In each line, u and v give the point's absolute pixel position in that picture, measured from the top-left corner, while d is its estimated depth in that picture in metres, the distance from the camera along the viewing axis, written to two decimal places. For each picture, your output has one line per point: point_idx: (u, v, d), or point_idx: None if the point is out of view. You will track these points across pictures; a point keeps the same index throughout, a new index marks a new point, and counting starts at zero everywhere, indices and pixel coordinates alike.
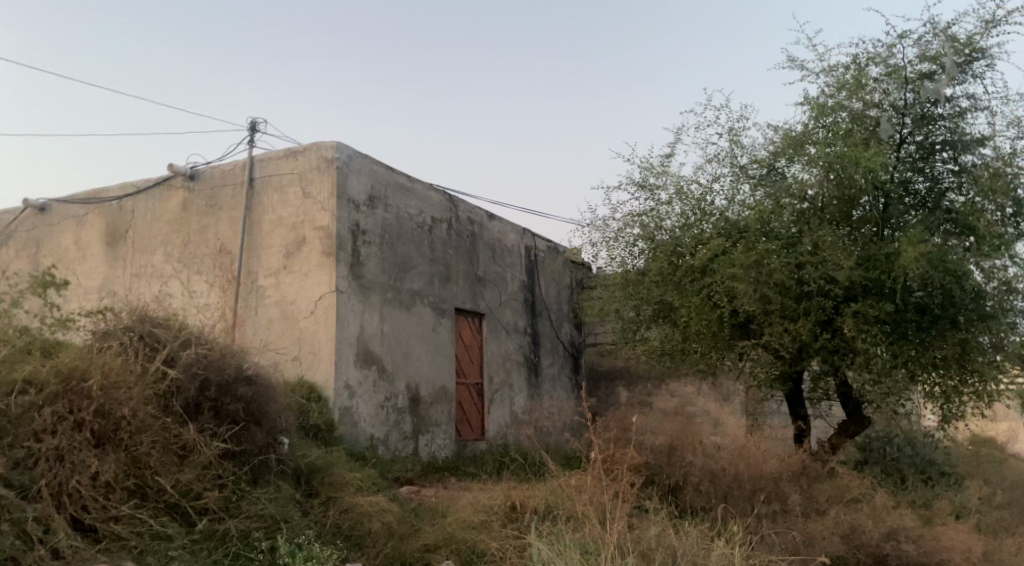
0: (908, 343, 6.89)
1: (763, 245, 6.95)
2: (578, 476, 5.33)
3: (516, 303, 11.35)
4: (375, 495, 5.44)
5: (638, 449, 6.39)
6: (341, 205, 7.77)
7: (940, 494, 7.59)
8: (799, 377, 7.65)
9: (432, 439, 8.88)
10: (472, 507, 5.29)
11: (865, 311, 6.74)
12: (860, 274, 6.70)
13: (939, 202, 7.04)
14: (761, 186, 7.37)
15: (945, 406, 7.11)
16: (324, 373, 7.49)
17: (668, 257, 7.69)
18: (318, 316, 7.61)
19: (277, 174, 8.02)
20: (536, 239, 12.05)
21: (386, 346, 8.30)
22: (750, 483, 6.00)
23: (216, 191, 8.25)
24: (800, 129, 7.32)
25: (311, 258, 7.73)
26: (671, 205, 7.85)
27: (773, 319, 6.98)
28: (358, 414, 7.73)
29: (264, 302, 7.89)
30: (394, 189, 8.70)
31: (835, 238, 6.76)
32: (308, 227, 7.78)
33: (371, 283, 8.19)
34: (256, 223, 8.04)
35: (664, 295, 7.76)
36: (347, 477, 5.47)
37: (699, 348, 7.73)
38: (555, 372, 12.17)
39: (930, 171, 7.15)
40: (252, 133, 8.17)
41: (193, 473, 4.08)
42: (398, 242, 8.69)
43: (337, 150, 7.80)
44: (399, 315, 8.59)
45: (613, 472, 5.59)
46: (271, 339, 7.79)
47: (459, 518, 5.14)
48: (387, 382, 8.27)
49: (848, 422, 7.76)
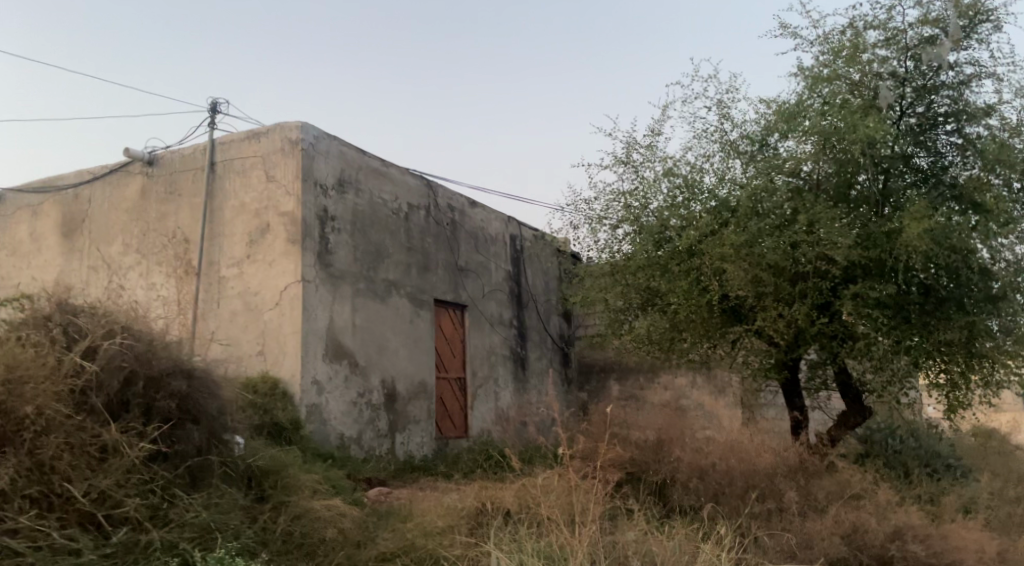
0: (911, 328, 6.43)
1: (756, 223, 6.48)
2: (552, 476, 4.91)
3: (501, 293, 10.90)
4: (333, 499, 5.00)
5: (622, 445, 5.95)
6: (307, 189, 7.30)
7: (946, 488, 7.17)
8: (795, 365, 7.20)
9: (411, 437, 8.42)
10: (437, 510, 4.85)
11: (865, 293, 6.28)
12: (860, 253, 6.24)
13: (942, 177, 6.64)
14: (753, 163, 6.91)
15: (951, 394, 6.64)
16: (290, 368, 7.03)
17: (653, 240, 7.21)
18: (283, 307, 7.15)
19: (239, 157, 7.55)
20: (522, 227, 11.61)
21: (358, 340, 7.84)
22: (742, 479, 5.57)
23: (176, 177, 7.78)
24: (794, 102, 6.87)
25: (275, 246, 7.27)
26: (656, 184, 7.35)
27: (767, 304, 6.51)
28: (328, 412, 7.28)
29: (226, 294, 7.42)
30: (366, 172, 8.23)
31: (833, 216, 6.32)
32: (272, 213, 7.32)
33: (342, 272, 7.72)
34: (217, 209, 7.56)
35: (650, 279, 7.29)
36: (303, 479, 5.04)
37: (688, 337, 7.23)
38: (543, 366, 11.73)
39: (932, 145, 6.73)
40: (214, 114, 7.70)
41: (113, 478, 3.63)
42: (371, 229, 8.23)
43: (301, 130, 7.33)
44: (373, 307, 8.12)
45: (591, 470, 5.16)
46: (234, 332, 7.33)
47: (423, 522, 4.71)
48: (360, 377, 7.81)
49: (848, 414, 7.27)
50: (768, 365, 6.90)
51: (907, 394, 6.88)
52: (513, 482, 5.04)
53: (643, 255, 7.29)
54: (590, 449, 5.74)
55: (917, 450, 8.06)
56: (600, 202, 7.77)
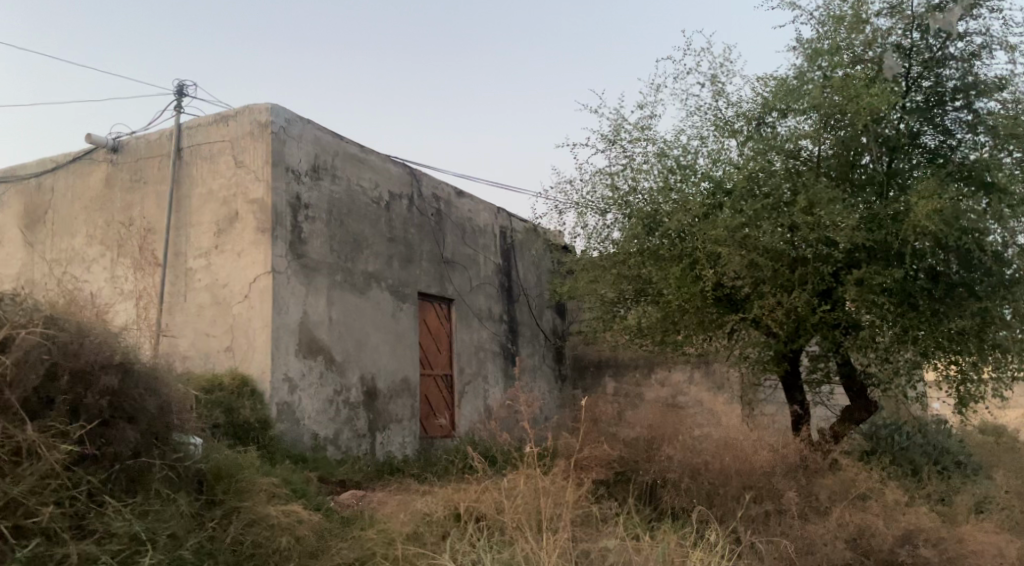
0: (918, 315, 6.02)
1: (751, 204, 6.08)
2: (529, 478, 4.53)
3: (490, 287, 10.48)
4: (293, 504, 4.60)
5: (609, 444, 5.55)
6: (278, 174, 6.90)
7: (957, 487, 6.76)
8: (796, 357, 6.78)
9: (392, 437, 8.02)
10: (404, 515, 4.47)
11: (869, 279, 5.88)
12: (864, 236, 5.83)
13: (951, 156, 6.25)
14: (750, 142, 6.50)
15: (961, 387, 6.20)
16: (259, 364, 6.63)
17: (644, 226, 6.79)
18: (252, 300, 6.74)
19: (206, 141, 7.14)
20: (512, 219, 11.20)
21: (334, 334, 7.44)
22: (738, 479, 5.17)
23: (141, 164, 7.38)
24: (793, 77, 6.48)
25: (244, 235, 6.86)
26: (645, 165, 6.92)
27: (764, 290, 6.09)
28: (301, 410, 6.88)
29: (193, 286, 7.01)
30: (344, 159, 7.84)
31: (834, 196, 5.91)
32: (240, 201, 6.92)
33: (317, 263, 7.31)
34: (184, 197, 7.16)
35: (641, 267, 6.87)
36: (259, 480, 4.64)
37: (682, 328, 6.80)
38: (535, 362, 11.31)
39: (940, 121, 6.33)
40: (180, 96, 7.28)
41: (25, 484, 3.26)
42: (349, 219, 7.83)
43: (271, 113, 6.93)
44: (351, 300, 7.72)
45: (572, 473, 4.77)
46: (201, 327, 6.93)
47: (389, 528, 4.33)
48: (337, 374, 7.41)
49: (852, 409, 6.86)
50: (767, 357, 6.48)
51: (915, 387, 6.46)
52: (486, 483, 4.65)
53: (634, 242, 6.87)
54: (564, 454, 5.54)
55: (925, 447, 7.66)
56: (585, 185, 7.32)
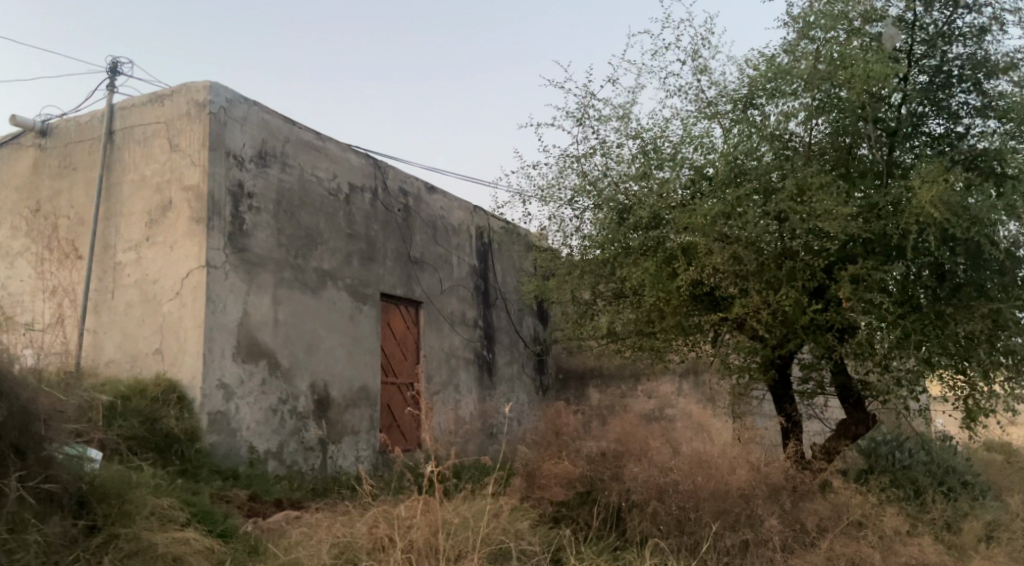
0: (922, 317, 5.35)
1: (734, 192, 5.46)
2: (435, 508, 3.98)
3: (464, 289, 9.83)
4: (192, 529, 3.96)
5: (570, 460, 4.93)
6: (216, 159, 6.27)
7: (964, 512, 6.11)
8: (785, 365, 6.10)
9: (345, 450, 7.34)
10: (316, 548, 3.83)
11: (866, 275, 5.23)
12: (860, 227, 5.20)
13: (959, 144, 5.66)
14: (735, 123, 5.87)
15: (970, 397, 5.50)
16: (189, 369, 5.96)
17: (617, 215, 6.13)
18: (184, 297, 6.09)
19: (140, 123, 6.51)
20: (490, 218, 10.57)
21: (280, 337, 6.77)
22: (713, 503, 4.55)
23: (71, 149, 6.76)
24: (783, 53, 5.88)
25: (177, 226, 6.22)
26: (618, 149, 6.27)
27: (748, 287, 5.43)
28: (238, 420, 6.21)
29: (122, 282, 6.36)
30: (296, 146, 7.21)
31: (826, 182, 5.28)
32: (174, 188, 6.28)
33: (262, 258, 6.66)
34: (115, 185, 6.52)
35: (614, 263, 6.20)
36: (153, 500, 3.97)
37: (659, 331, 6.15)
38: (512, 370, 10.63)
39: (947, 105, 5.74)
40: (114, 74, 6.66)
41: None
42: (302, 211, 7.19)
43: (210, 91, 6.31)
44: (300, 299, 7.06)
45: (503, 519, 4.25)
46: (129, 327, 6.27)
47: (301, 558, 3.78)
48: (282, 381, 6.74)
49: (848, 422, 6.19)
50: (753, 365, 5.76)
51: (917, 400, 5.76)
52: (416, 503, 4.01)
53: (604, 235, 6.20)
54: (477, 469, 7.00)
55: (928, 465, 6.97)
56: (551, 170, 6.63)
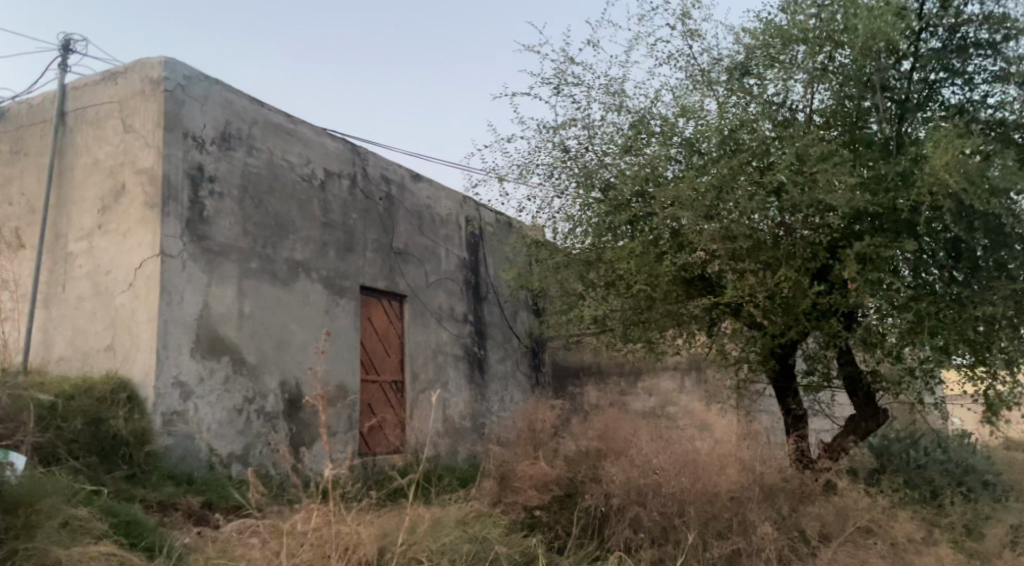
0: (935, 300, 4.87)
1: (727, 164, 4.99)
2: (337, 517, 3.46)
3: (453, 283, 9.38)
4: (109, 541, 3.51)
5: (547, 461, 4.49)
6: (172, 140, 5.84)
7: (985, 515, 5.62)
8: (788, 355, 5.61)
9: (319, 453, 6.89)
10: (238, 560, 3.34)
11: (873, 252, 4.76)
12: (866, 199, 4.73)
13: (977, 113, 5.17)
14: (730, 91, 5.40)
15: (990, 389, 5.02)
16: (142, 366, 5.52)
17: (603, 194, 5.68)
18: (138, 289, 5.65)
19: (92, 104, 6.10)
20: (481, 209, 10.11)
21: (246, 331, 6.33)
22: (700, 508, 4.10)
23: (23, 133, 6.38)
24: (782, 15, 5.41)
25: (131, 212, 5.79)
26: (601, 124, 5.81)
27: (744, 267, 4.98)
28: (198, 422, 5.77)
29: (73, 274, 5.95)
30: (264, 129, 6.78)
31: (828, 151, 4.81)
32: (128, 171, 5.86)
33: (226, 247, 6.22)
34: (67, 170, 6.12)
35: (599, 246, 5.74)
36: (68, 509, 3.55)
37: (650, 320, 5.69)
38: (506, 368, 10.17)
39: (963, 70, 5.25)
40: (66, 52, 6.24)
41: None
42: (270, 198, 6.74)
43: (165, 68, 5.89)
44: (270, 291, 6.62)
45: (461, 536, 3.80)
46: (80, 322, 5.85)
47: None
48: (249, 379, 6.30)
49: (857, 419, 5.72)
50: (753, 355, 5.28)
51: (932, 392, 5.27)
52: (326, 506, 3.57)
53: (587, 217, 5.75)
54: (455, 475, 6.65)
55: (946, 464, 6.46)
56: (530, 148, 6.17)
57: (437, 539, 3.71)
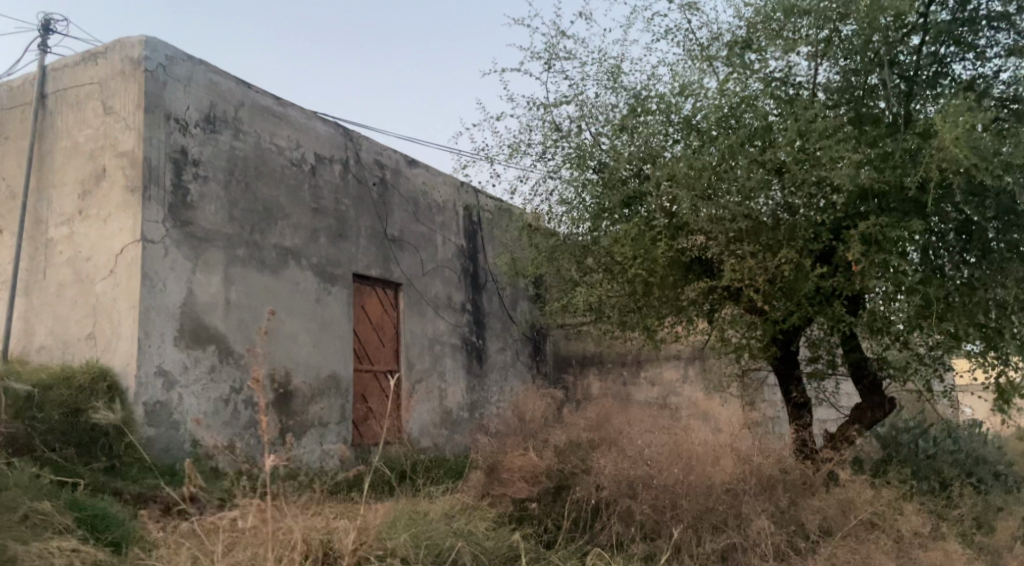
0: (944, 283, 4.67)
1: (727, 142, 4.79)
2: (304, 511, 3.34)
3: (450, 271, 9.18)
4: (71, 534, 3.36)
5: (537, 452, 4.32)
6: (153, 122, 5.66)
7: (997, 508, 5.40)
8: (790, 342, 5.39)
9: (310, 444, 6.73)
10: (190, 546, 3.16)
11: (879, 232, 4.55)
12: (871, 176, 4.53)
13: (990, 88, 4.92)
14: (731, 65, 5.17)
15: (1003, 376, 4.81)
16: (123, 355, 5.36)
17: (601, 174, 5.49)
18: (119, 276, 5.49)
19: (73, 85, 5.94)
20: (479, 196, 9.90)
21: (233, 319, 6.15)
22: (695, 502, 3.91)
23: (4, 117, 6.23)
24: None
25: (112, 196, 5.62)
26: (595, 103, 5.59)
27: (744, 248, 4.79)
28: (182, 412, 5.61)
29: (54, 260, 5.80)
30: (252, 112, 6.59)
31: (833, 126, 4.60)
32: (108, 154, 5.69)
33: (211, 233, 6.04)
34: (47, 155, 5.97)
35: (594, 230, 5.56)
36: (30, 502, 3.38)
37: (647, 306, 5.51)
38: (506, 358, 9.98)
39: (974, 42, 4.99)
40: (46, 33, 6.07)
41: None
42: (258, 182, 6.55)
43: (146, 47, 5.70)
44: (258, 278, 6.44)
45: (442, 531, 3.62)
46: (60, 310, 5.70)
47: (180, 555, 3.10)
48: (236, 368, 6.13)
49: (864, 407, 5.50)
50: (754, 342, 5.09)
51: (942, 379, 5.06)
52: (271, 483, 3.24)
53: (581, 199, 5.55)
54: (449, 465, 6.47)
55: (956, 454, 6.24)
56: (520, 128, 5.97)
57: (418, 533, 3.54)
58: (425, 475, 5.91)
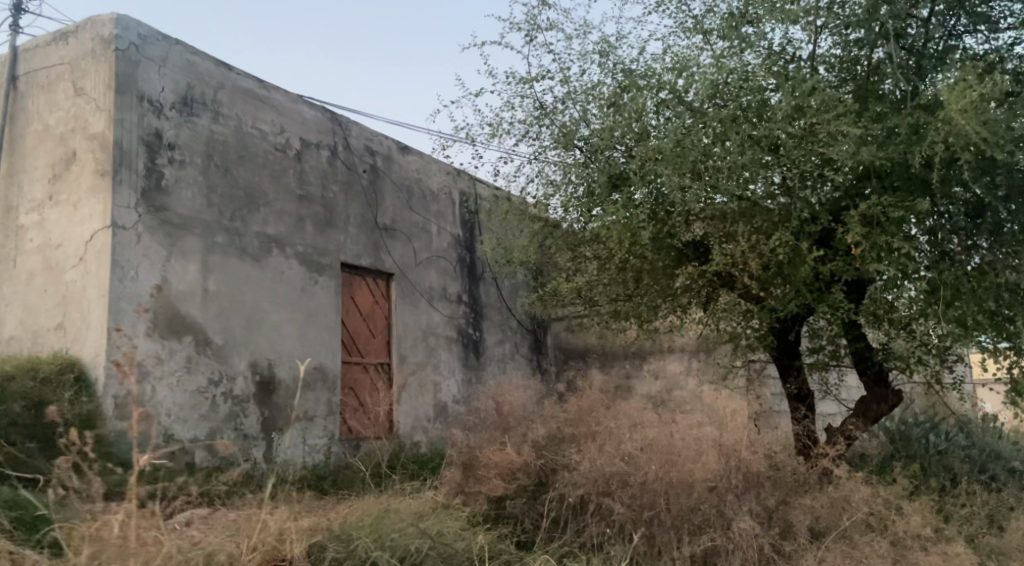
0: (951, 268, 4.39)
1: (719, 117, 4.52)
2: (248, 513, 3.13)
3: (446, 262, 8.94)
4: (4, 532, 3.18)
5: (515, 448, 4.08)
6: (124, 103, 5.44)
7: (1010, 508, 5.10)
8: (789, 331, 5.13)
9: (294, 438, 6.52)
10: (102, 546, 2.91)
11: (879, 212, 4.28)
12: (872, 153, 4.25)
13: (1003, 61, 4.60)
14: (725, 39, 4.89)
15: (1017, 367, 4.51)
16: (93, 345, 5.15)
17: (588, 156, 5.24)
18: (88, 263, 5.28)
19: (44, 67, 5.75)
20: (476, 184, 9.63)
21: (212, 308, 5.94)
22: (674, 500, 3.68)
23: None
24: None
25: (81, 181, 5.43)
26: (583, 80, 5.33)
27: (737, 232, 4.54)
28: (155, 405, 5.40)
29: (25, 248, 5.63)
30: (232, 94, 6.36)
31: (831, 99, 4.33)
32: (78, 137, 5.49)
33: (188, 219, 5.82)
34: (19, 139, 5.79)
35: (583, 213, 5.33)
36: None
37: (638, 294, 5.27)
38: (504, 350, 9.75)
39: (987, 13, 4.67)
40: (17, 13, 5.88)
41: None
42: (239, 168, 6.33)
43: (117, 25, 5.49)
44: (240, 266, 6.22)
45: (403, 532, 3.39)
46: (31, 299, 5.51)
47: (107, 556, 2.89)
48: (215, 360, 5.91)
49: (868, 400, 5.20)
50: (750, 332, 4.85)
51: (951, 371, 4.76)
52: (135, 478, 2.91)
53: (569, 181, 5.31)
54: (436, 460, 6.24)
55: (968, 450, 5.92)
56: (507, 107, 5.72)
57: (377, 534, 3.30)
58: (407, 470, 5.69)
